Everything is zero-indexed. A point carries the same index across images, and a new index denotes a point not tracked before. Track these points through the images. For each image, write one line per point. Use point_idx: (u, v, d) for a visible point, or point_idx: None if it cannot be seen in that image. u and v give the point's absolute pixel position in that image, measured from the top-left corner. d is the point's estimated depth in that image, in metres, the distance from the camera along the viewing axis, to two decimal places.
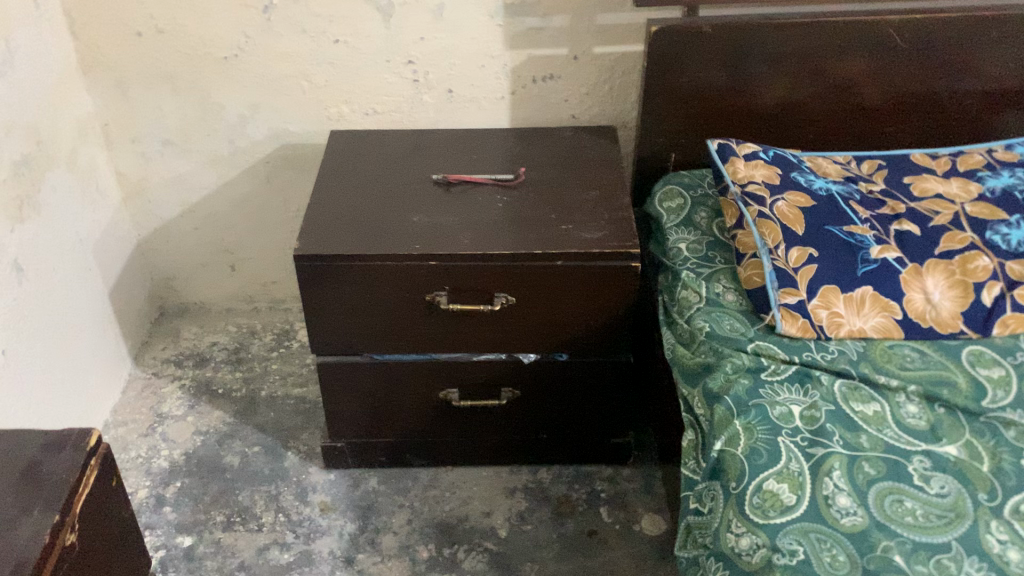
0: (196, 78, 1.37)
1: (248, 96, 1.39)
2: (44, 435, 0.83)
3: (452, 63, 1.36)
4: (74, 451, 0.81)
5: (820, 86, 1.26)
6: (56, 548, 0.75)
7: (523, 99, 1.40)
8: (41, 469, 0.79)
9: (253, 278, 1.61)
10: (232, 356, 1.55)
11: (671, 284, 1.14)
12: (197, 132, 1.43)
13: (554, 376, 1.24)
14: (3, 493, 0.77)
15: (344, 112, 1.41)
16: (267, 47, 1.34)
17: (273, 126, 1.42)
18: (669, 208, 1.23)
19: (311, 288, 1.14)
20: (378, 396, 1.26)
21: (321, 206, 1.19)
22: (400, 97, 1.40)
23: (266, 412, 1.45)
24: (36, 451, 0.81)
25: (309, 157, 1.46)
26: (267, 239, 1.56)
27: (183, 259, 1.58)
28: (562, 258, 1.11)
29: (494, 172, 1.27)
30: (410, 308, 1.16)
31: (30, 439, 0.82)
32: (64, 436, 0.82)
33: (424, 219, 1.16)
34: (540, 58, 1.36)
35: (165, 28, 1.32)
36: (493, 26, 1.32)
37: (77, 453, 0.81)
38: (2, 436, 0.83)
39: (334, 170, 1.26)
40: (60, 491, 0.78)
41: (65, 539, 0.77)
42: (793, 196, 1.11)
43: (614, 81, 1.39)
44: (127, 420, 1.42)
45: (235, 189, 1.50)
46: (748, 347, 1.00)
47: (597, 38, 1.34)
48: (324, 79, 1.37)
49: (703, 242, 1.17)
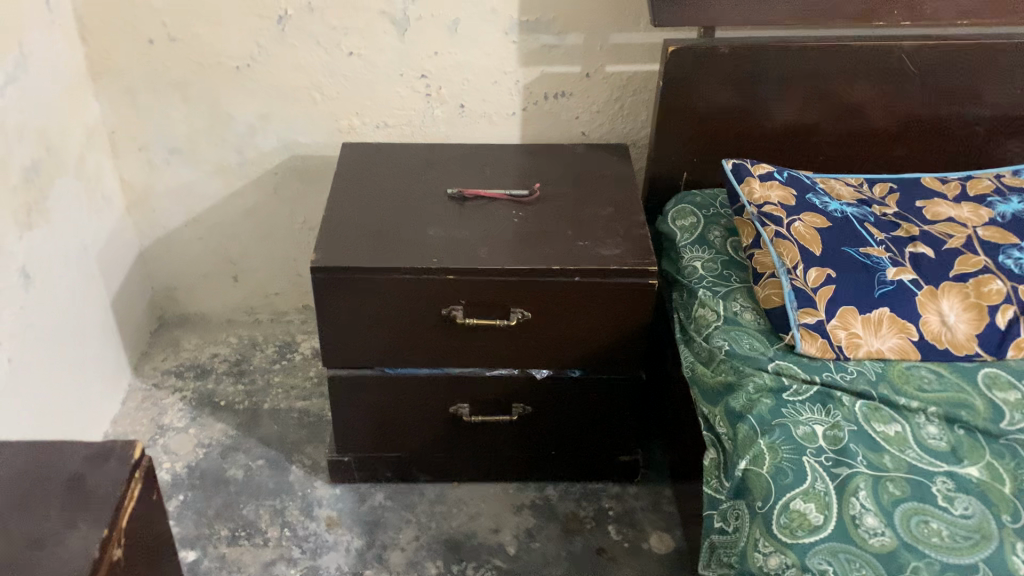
0: (206, 87, 1.36)
1: (259, 106, 1.38)
2: (86, 447, 0.75)
3: (466, 78, 1.36)
4: (119, 463, 0.73)
5: (831, 109, 1.27)
6: (105, 564, 0.67)
7: (535, 115, 1.41)
8: (86, 482, 0.71)
9: (255, 289, 1.60)
10: (234, 368, 1.54)
11: (687, 302, 1.15)
12: (205, 141, 1.42)
13: (566, 393, 1.23)
14: (48, 506, 0.69)
15: (355, 124, 1.41)
16: (280, 58, 1.34)
17: (283, 137, 1.42)
18: (682, 226, 1.24)
19: (325, 300, 1.13)
20: (387, 410, 1.25)
21: (336, 219, 1.18)
22: (412, 111, 1.40)
23: (269, 425, 1.43)
24: (79, 464, 0.73)
25: (318, 169, 1.45)
26: (271, 250, 1.55)
27: (185, 269, 1.56)
28: (580, 274, 1.11)
29: (508, 187, 1.27)
30: (426, 321, 1.15)
31: (73, 451, 0.74)
32: (107, 448, 0.74)
33: (441, 233, 1.16)
34: (553, 76, 1.36)
35: (177, 36, 1.31)
36: (508, 43, 1.33)
37: (122, 466, 0.73)
38: (43, 447, 0.75)
39: (348, 183, 1.26)
40: (108, 503, 0.70)
41: (113, 554, 0.69)
42: (809, 217, 1.12)
43: (626, 100, 1.39)
44: (128, 432, 1.40)
45: (241, 199, 1.48)
46: (769, 366, 1.00)
47: (610, 57, 1.35)
48: (337, 91, 1.37)
49: (718, 261, 1.17)
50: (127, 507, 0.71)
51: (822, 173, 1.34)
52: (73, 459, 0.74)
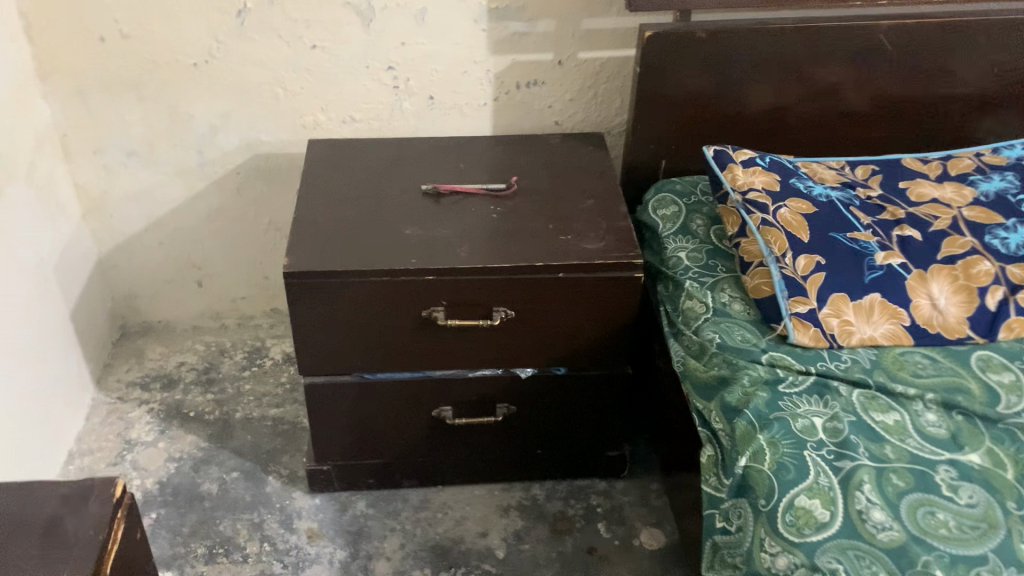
0: (162, 85, 1.30)
1: (219, 104, 1.33)
2: (63, 487, 0.69)
3: (435, 69, 1.32)
4: (100, 504, 0.68)
5: (808, 91, 1.25)
6: None
7: (507, 105, 1.37)
8: (64, 527, 0.66)
9: (221, 294, 1.54)
10: (202, 377, 1.48)
11: (673, 294, 1.12)
12: (164, 142, 1.36)
13: (552, 391, 1.20)
14: (23, 554, 0.65)
15: (320, 120, 1.36)
16: (241, 52, 1.28)
17: (245, 135, 1.36)
18: (664, 216, 1.22)
19: (300, 306, 1.08)
20: (368, 416, 1.21)
21: (308, 220, 1.13)
22: (380, 105, 1.35)
23: (243, 435, 1.38)
24: (56, 507, 0.68)
25: (283, 168, 1.40)
26: (237, 253, 1.49)
27: (147, 276, 1.50)
28: (564, 270, 1.08)
29: (484, 181, 1.23)
30: (406, 324, 1.11)
31: (47, 493, 0.69)
32: (86, 487, 0.69)
33: (418, 232, 1.12)
34: (525, 64, 1.32)
35: (129, 32, 1.25)
36: (477, 31, 1.28)
37: (102, 506, 0.68)
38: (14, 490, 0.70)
39: (318, 182, 1.21)
40: (89, 549, 0.65)
41: None
42: (795, 203, 1.09)
43: (599, 87, 1.36)
44: (94, 448, 1.34)
45: (204, 202, 1.43)
46: (763, 358, 0.98)
47: (582, 43, 1.31)
48: (301, 86, 1.32)
49: (703, 250, 1.15)
50: (111, 550, 0.67)
51: (801, 157, 1.32)
52: (48, 500, 0.69)
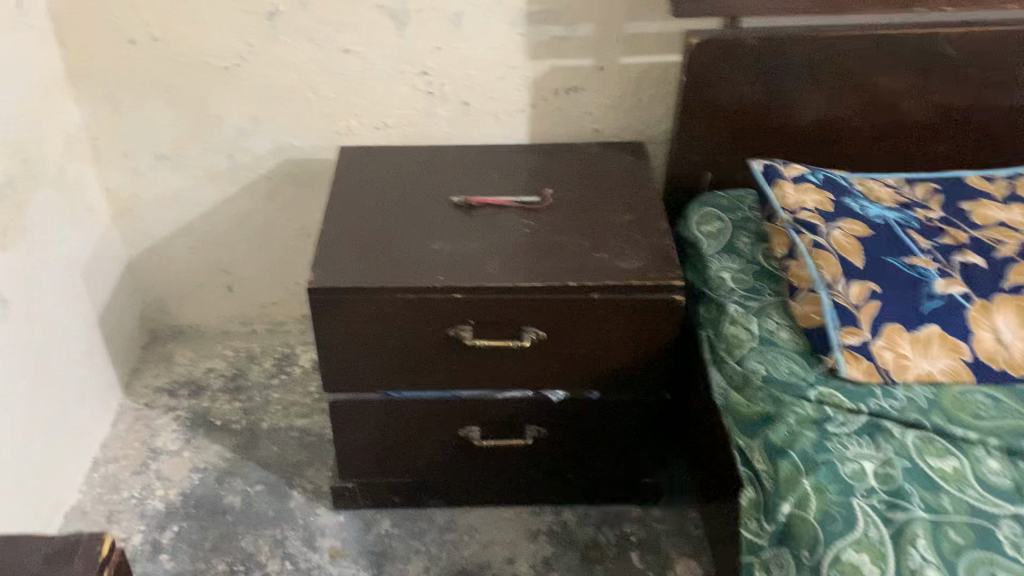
0: (193, 88, 1.27)
1: (250, 108, 1.29)
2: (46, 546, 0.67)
3: (470, 75, 1.27)
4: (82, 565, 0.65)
5: (864, 102, 1.17)
6: None
7: (545, 112, 1.31)
8: None
9: (251, 299, 1.51)
10: (230, 384, 1.45)
11: (715, 318, 1.06)
12: (194, 146, 1.33)
13: (585, 415, 1.14)
14: None
15: (352, 126, 1.32)
16: (272, 55, 1.24)
17: (276, 140, 1.33)
18: (708, 232, 1.15)
19: (323, 322, 1.04)
20: (393, 435, 1.17)
21: (334, 232, 1.09)
22: (413, 110, 1.31)
23: (268, 445, 1.35)
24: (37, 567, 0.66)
25: (314, 173, 1.37)
26: (267, 258, 1.46)
27: (177, 280, 1.47)
28: (599, 290, 1.02)
29: (517, 193, 1.17)
30: (432, 344, 1.07)
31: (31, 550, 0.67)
32: (71, 546, 0.67)
33: (446, 247, 1.07)
34: (564, 70, 1.27)
35: (159, 35, 1.22)
36: (515, 35, 1.24)
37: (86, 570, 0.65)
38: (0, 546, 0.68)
39: (346, 192, 1.17)
40: None
41: None
42: (848, 224, 1.02)
43: (642, 94, 1.30)
44: (119, 456, 1.32)
45: (234, 206, 1.40)
46: (811, 394, 0.92)
47: (625, 48, 1.25)
48: (332, 90, 1.28)
49: (748, 272, 1.08)
50: None
51: (857, 172, 1.24)
52: (30, 558, 0.67)
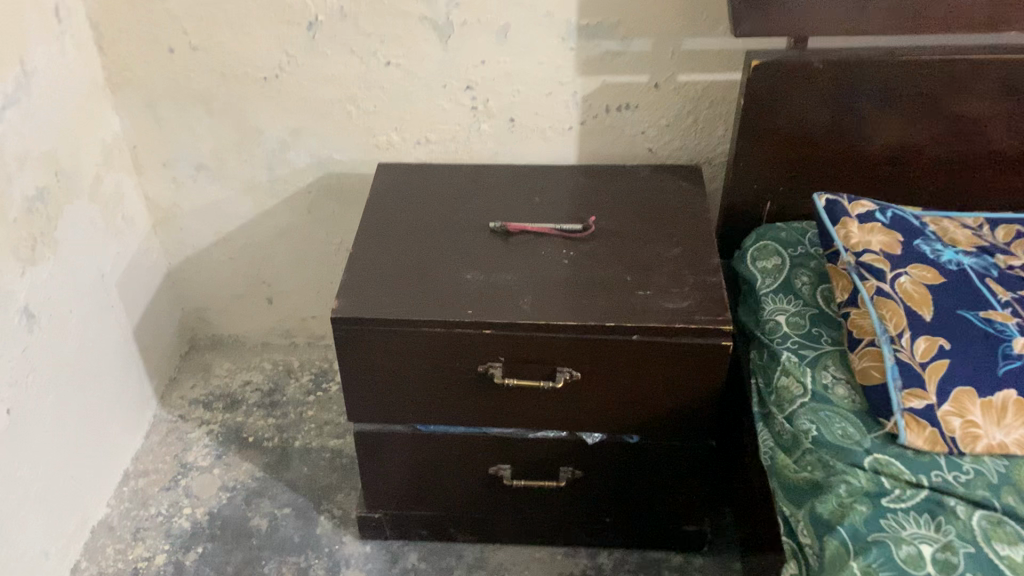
0: (232, 99, 1.24)
1: (290, 120, 1.26)
2: None
3: (516, 90, 1.21)
4: None
5: (943, 132, 1.07)
6: None
7: (595, 130, 1.24)
8: None
9: (290, 311, 1.48)
10: (265, 399, 1.42)
11: (767, 366, 0.98)
12: (233, 156, 1.30)
13: (622, 459, 1.07)
14: None
15: (394, 140, 1.27)
16: (312, 67, 1.20)
17: (316, 153, 1.29)
18: (764, 268, 1.07)
19: (347, 352, 1.00)
20: (421, 469, 1.12)
21: (364, 257, 1.04)
22: (456, 126, 1.25)
23: (299, 466, 1.31)
24: None
25: (355, 188, 1.32)
26: (307, 272, 1.43)
27: (217, 290, 1.45)
28: (639, 332, 0.95)
29: (559, 219, 1.11)
30: (461, 380, 1.01)
31: None
32: None
33: (479, 278, 1.01)
34: (616, 87, 1.20)
35: (199, 44, 1.18)
36: (564, 50, 1.17)
37: None
38: None
39: (381, 213, 1.12)
40: None
41: None
42: (918, 271, 0.93)
43: (700, 113, 1.22)
44: (150, 470, 1.30)
45: (273, 219, 1.36)
46: (865, 462, 0.83)
47: (682, 65, 1.17)
48: (373, 104, 1.23)
49: (806, 316, 1.00)
50: None
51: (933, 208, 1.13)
52: None
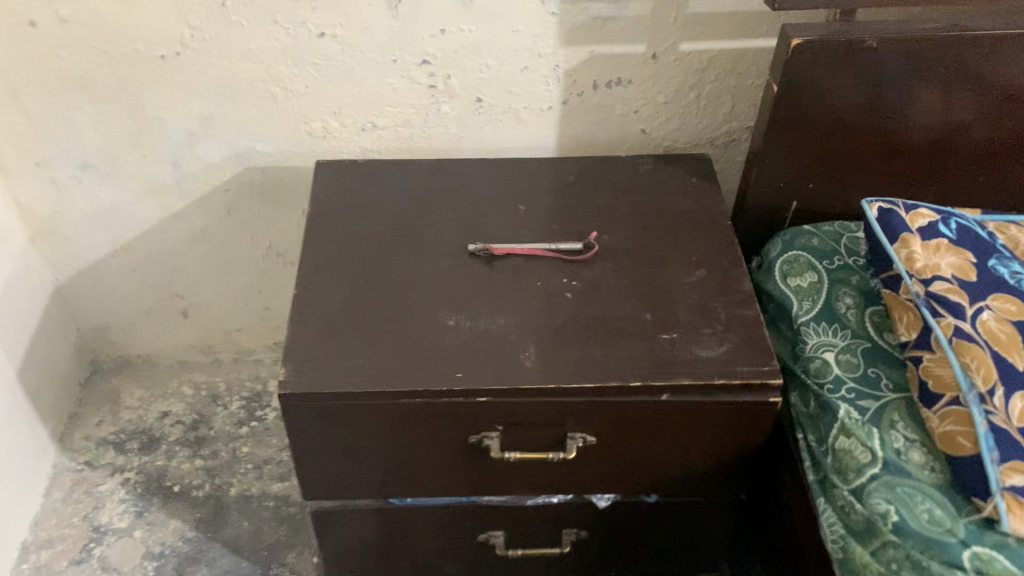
0: (121, 82, 0.97)
1: (198, 106, 1.00)
2: None
3: (485, 64, 0.98)
4: None
5: (1011, 122, 0.89)
6: None
7: (579, 110, 1.03)
8: None
9: (212, 325, 1.24)
10: (190, 435, 1.19)
11: (818, 418, 0.82)
12: (128, 151, 1.04)
13: (636, 520, 0.91)
14: None
15: (332, 127, 1.03)
16: (223, 40, 0.95)
17: (234, 145, 1.04)
18: (799, 288, 0.89)
19: (302, 430, 0.79)
20: (394, 543, 0.93)
21: (313, 303, 0.83)
22: (410, 109, 1.02)
23: (238, 521, 1.11)
24: None
25: (285, 185, 1.08)
26: (230, 280, 1.19)
27: (119, 306, 1.20)
28: (669, 391, 0.77)
29: (551, 234, 0.90)
30: (447, 452, 0.82)
31: None
32: None
33: (465, 324, 0.81)
34: (606, 58, 0.99)
35: (69, 15, 0.91)
36: (544, 15, 0.94)
37: None
38: None
39: (328, 236, 0.89)
40: None
41: None
42: (1000, 303, 0.77)
43: (704, 87, 1.02)
44: (55, 539, 1.07)
45: (185, 223, 1.11)
46: (964, 559, 0.68)
47: (684, 32, 0.97)
48: (305, 85, 0.99)
49: (858, 352, 0.83)
50: None
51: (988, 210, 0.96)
52: None
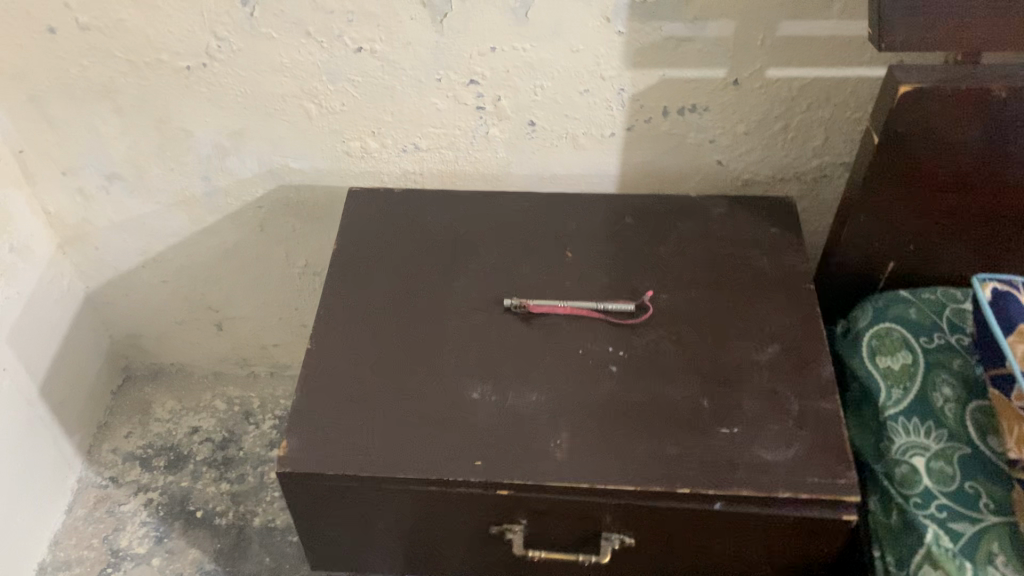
0: (146, 93, 0.89)
1: (228, 120, 0.92)
2: None
3: (540, 86, 0.87)
4: None
5: None
6: None
7: (645, 138, 0.91)
8: None
9: (247, 339, 1.17)
10: (217, 456, 1.14)
11: (900, 537, 0.70)
12: (154, 163, 0.96)
13: None
14: None
15: (371, 147, 0.94)
16: (253, 51, 0.86)
17: (267, 160, 0.95)
18: (888, 370, 0.77)
19: (304, 506, 0.71)
20: None
21: (325, 363, 0.74)
22: (456, 130, 0.92)
23: (259, 556, 1.04)
24: None
25: (320, 204, 1.00)
26: (264, 296, 1.11)
27: (151, 316, 1.14)
28: (722, 500, 0.66)
29: (600, 290, 0.79)
30: (466, 539, 0.73)
31: None
32: None
33: (491, 398, 0.71)
34: (678, 83, 0.86)
35: (89, 22, 0.83)
36: (609, 35, 0.83)
37: None
38: None
39: (352, 279, 0.80)
40: None
41: None
42: None
43: (792, 117, 0.89)
44: (72, 562, 1.03)
45: (217, 238, 1.04)
46: None
47: (771, 56, 0.84)
48: (341, 102, 0.90)
49: (955, 459, 0.70)
50: None
51: None
52: None
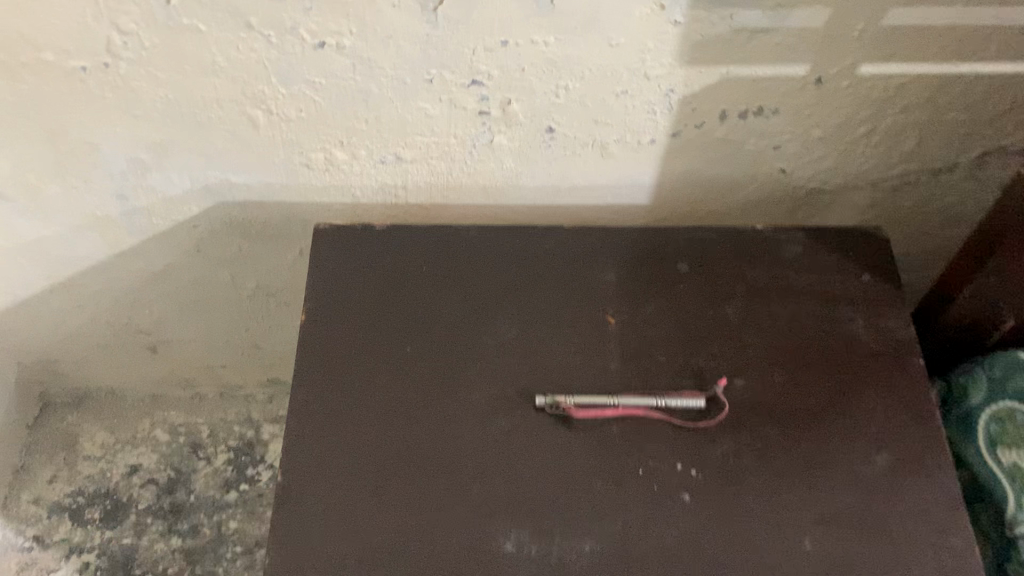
0: (24, 103, 0.65)
1: (145, 132, 0.68)
2: None
3: (564, 86, 0.66)
4: None
5: None
6: None
7: (691, 145, 0.71)
8: None
9: (189, 360, 0.97)
10: (164, 503, 0.97)
11: None
12: (49, 181, 0.72)
13: None
14: None
15: (338, 159, 0.72)
16: (172, 49, 0.61)
17: (201, 177, 0.73)
18: (1014, 472, 0.61)
19: None
20: None
21: (307, 507, 0.56)
22: (450, 139, 0.70)
23: None
24: None
25: (273, 223, 0.79)
26: (207, 318, 0.91)
27: (66, 344, 0.92)
28: None
29: (654, 374, 0.62)
30: None
31: None
32: None
33: (531, 549, 0.55)
34: (743, 82, 0.66)
35: None
36: (662, 25, 0.61)
37: None
38: None
39: (333, 374, 0.62)
40: None
41: None
42: None
43: (881, 120, 0.70)
44: None
45: (142, 262, 0.82)
46: None
47: (870, 50, 0.64)
48: (298, 109, 0.67)
49: None
50: None
51: None
52: None
